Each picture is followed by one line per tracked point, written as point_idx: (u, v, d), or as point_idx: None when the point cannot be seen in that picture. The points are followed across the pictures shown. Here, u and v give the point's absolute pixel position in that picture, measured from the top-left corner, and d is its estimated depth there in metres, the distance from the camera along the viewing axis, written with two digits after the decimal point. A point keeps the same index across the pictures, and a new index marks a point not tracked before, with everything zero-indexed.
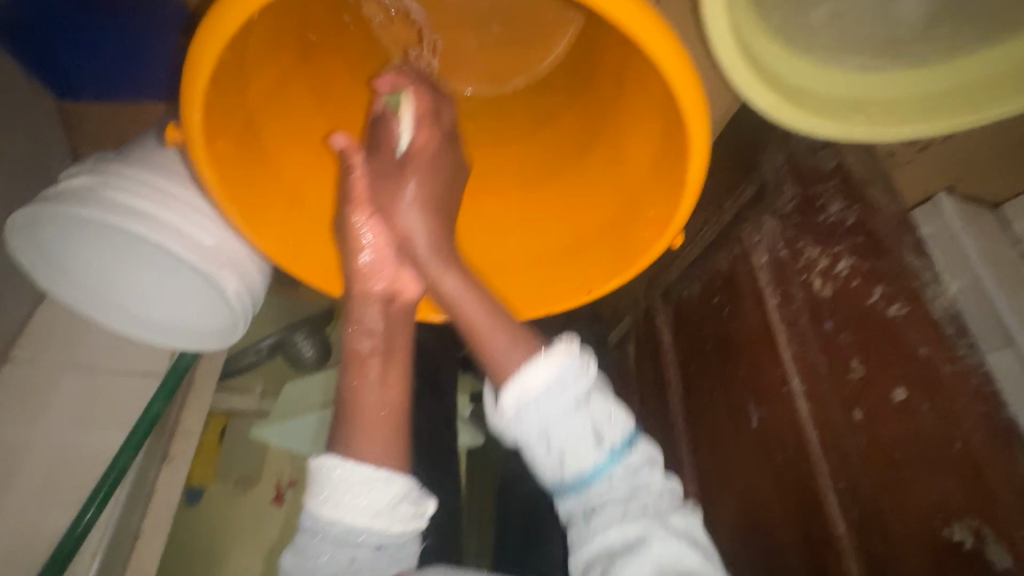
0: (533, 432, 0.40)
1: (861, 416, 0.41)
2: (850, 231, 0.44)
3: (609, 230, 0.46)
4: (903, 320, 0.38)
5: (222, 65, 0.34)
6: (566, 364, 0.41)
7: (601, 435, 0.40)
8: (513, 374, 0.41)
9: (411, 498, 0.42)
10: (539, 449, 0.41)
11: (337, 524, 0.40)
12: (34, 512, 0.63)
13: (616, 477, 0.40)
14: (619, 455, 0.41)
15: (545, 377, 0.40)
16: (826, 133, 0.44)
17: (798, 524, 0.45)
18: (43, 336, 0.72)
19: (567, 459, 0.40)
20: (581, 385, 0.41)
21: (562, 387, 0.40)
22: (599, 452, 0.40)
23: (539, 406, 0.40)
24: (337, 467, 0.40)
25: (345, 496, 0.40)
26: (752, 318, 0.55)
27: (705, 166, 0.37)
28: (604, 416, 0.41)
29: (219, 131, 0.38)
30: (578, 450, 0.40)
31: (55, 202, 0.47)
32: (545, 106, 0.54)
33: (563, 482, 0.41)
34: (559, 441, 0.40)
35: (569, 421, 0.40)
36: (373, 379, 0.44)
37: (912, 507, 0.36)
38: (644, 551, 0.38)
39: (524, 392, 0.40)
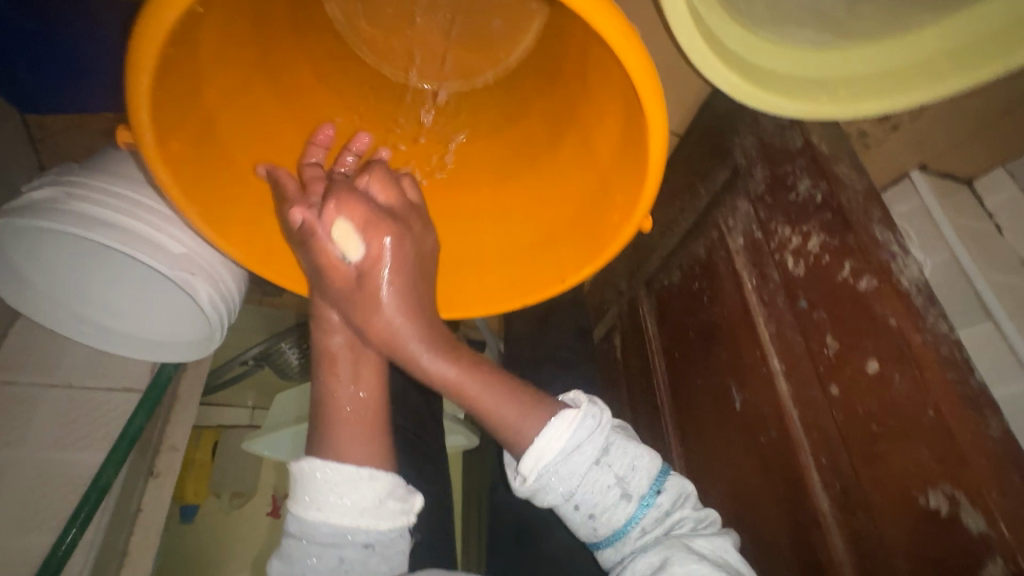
0: (561, 498, 0.40)
1: (837, 391, 0.41)
2: (819, 208, 0.44)
3: (580, 218, 0.46)
4: (873, 292, 0.38)
5: (168, 62, 0.33)
6: (579, 426, 0.40)
7: (629, 486, 0.41)
8: (529, 443, 0.40)
9: (397, 495, 0.41)
10: (568, 511, 0.41)
11: (323, 526, 0.39)
12: (14, 536, 0.62)
13: (648, 524, 0.40)
14: (649, 501, 0.41)
15: (559, 441, 0.39)
16: (787, 113, 0.45)
17: (785, 503, 0.45)
18: (18, 357, 0.70)
19: (597, 517, 0.40)
20: (596, 442, 0.40)
21: (578, 448, 0.39)
22: (630, 505, 0.40)
23: (560, 472, 0.39)
24: (318, 469, 0.40)
25: (329, 497, 0.39)
26: (731, 302, 0.56)
27: (666, 147, 0.36)
28: (630, 467, 0.41)
29: (173, 131, 0.37)
30: (609, 508, 0.40)
31: (18, 215, 0.46)
32: (515, 99, 0.54)
33: (596, 537, 0.41)
34: (589, 503, 0.40)
35: (592, 482, 0.40)
36: (351, 377, 0.43)
37: (891, 479, 0.36)
38: (665, 569, 0.37)
39: (543, 463, 0.39)
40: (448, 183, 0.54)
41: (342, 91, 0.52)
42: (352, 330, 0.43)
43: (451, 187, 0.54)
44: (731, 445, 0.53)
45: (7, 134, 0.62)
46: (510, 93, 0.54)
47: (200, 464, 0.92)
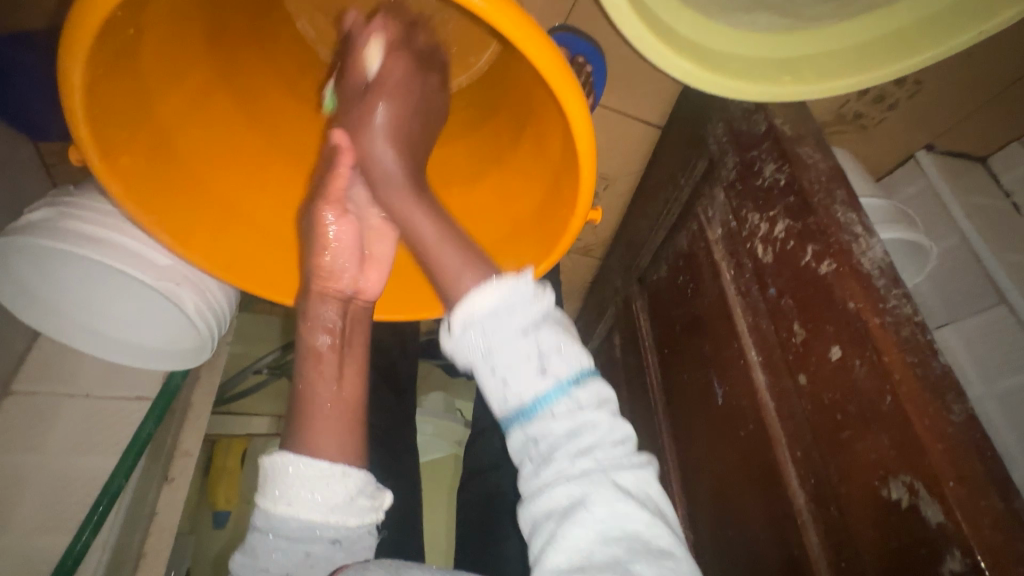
0: (478, 352, 0.38)
1: (805, 380, 0.39)
2: (782, 192, 0.43)
3: (539, 214, 0.45)
4: (832, 275, 0.37)
5: (100, 80, 0.35)
6: (514, 292, 0.38)
7: (547, 364, 0.37)
8: (465, 295, 0.39)
9: (367, 492, 0.43)
10: (483, 373, 0.38)
11: (292, 521, 0.41)
12: (36, 537, 0.66)
13: (560, 412, 0.36)
14: (565, 389, 0.37)
15: (490, 300, 0.38)
16: (748, 96, 0.44)
17: (765, 499, 0.44)
18: (40, 370, 0.75)
19: (510, 387, 0.37)
20: (529, 312, 0.38)
21: (509, 310, 0.38)
22: (544, 382, 0.36)
23: (485, 327, 0.38)
24: (291, 464, 0.41)
25: (300, 491, 0.41)
26: (711, 293, 0.55)
27: (594, 139, 0.35)
28: (554, 347, 0.37)
29: (123, 146, 0.39)
30: (523, 377, 0.37)
31: (15, 235, 0.49)
32: (484, 102, 0.54)
33: (509, 414, 0.37)
34: (505, 365, 0.37)
35: (515, 348, 0.37)
36: (329, 376, 0.45)
37: (857, 470, 0.34)
38: (585, 506, 0.33)
39: (471, 315, 0.38)
40: None
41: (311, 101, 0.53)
42: (334, 331, 0.46)
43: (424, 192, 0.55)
44: (714, 441, 0.52)
45: (19, 163, 0.66)
46: (480, 96, 0.55)
47: (229, 471, 0.93)
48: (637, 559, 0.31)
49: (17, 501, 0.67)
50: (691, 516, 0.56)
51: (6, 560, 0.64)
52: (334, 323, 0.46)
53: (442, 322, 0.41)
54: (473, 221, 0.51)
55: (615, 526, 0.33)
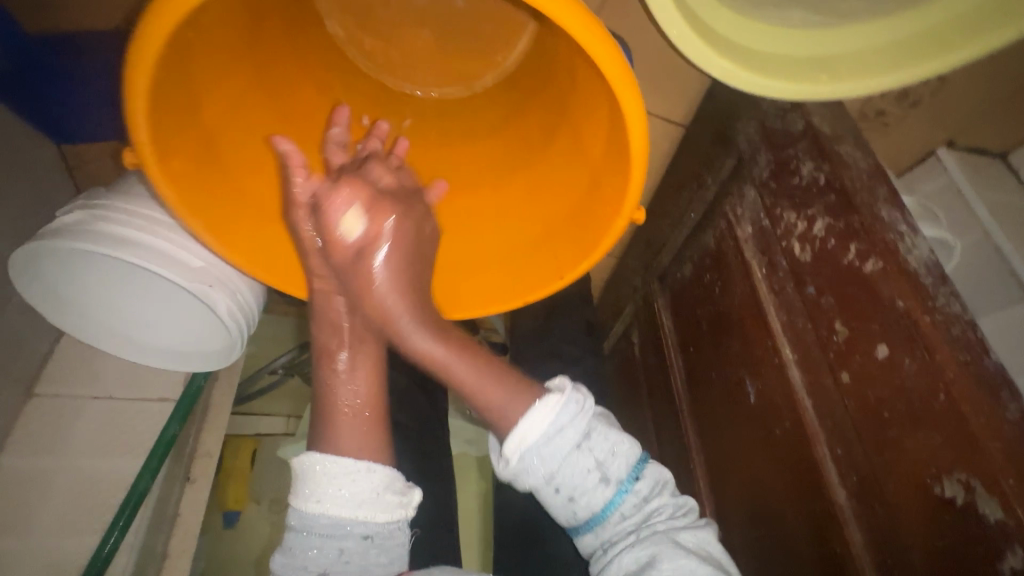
0: (541, 479, 0.41)
1: (848, 378, 0.39)
2: (822, 190, 0.43)
3: (575, 214, 0.46)
4: (879, 274, 0.37)
5: (162, 83, 0.35)
6: (562, 411, 0.41)
7: (607, 471, 0.42)
8: (513, 425, 0.41)
9: (395, 487, 0.43)
10: (549, 494, 0.42)
11: (322, 517, 0.41)
12: (63, 540, 0.66)
13: (626, 509, 0.42)
14: (627, 487, 0.42)
15: (543, 424, 0.41)
16: (785, 95, 0.44)
17: (801, 497, 0.44)
18: (61, 372, 0.75)
19: (577, 501, 0.41)
20: (578, 426, 0.41)
21: (561, 431, 0.41)
22: (607, 490, 0.41)
23: (541, 454, 0.41)
24: (318, 462, 0.41)
25: (328, 488, 0.41)
26: (740, 292, 0.55)
27: (648, 139, 0.36)
28: (608, 452, 0.42)
29: (174, 150, 0.39)
30: (586, 491, 0.41)
31: (49, 238, 0.49)
32: (511, 101, 0.55)
33: (577, 522, 0.43)
34: (568, 485, 0.41)
35: (573, 464, 0.41)
36: (344, 371, 0.44)
37: (906, 469, 0.34)
38: (654, 566, 0.38)
39: (526, 443, 0.41)
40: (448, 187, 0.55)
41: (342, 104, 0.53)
42: (344, 331, 0.45)
43: (452, 191, 0.55)
44: (746, 439, 0.52)
45: (44, 163, 0.65)
46: (506, 96, 0.55)
47: (239, 473, 0.92)
48: None
49: (44, 503, 0.67)
50: (719, 514, 0.56)
51: (34, 562, 0.64)
52: (340, 324, 0.45)
53: (492, 443, 0.44)
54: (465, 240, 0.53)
55: None
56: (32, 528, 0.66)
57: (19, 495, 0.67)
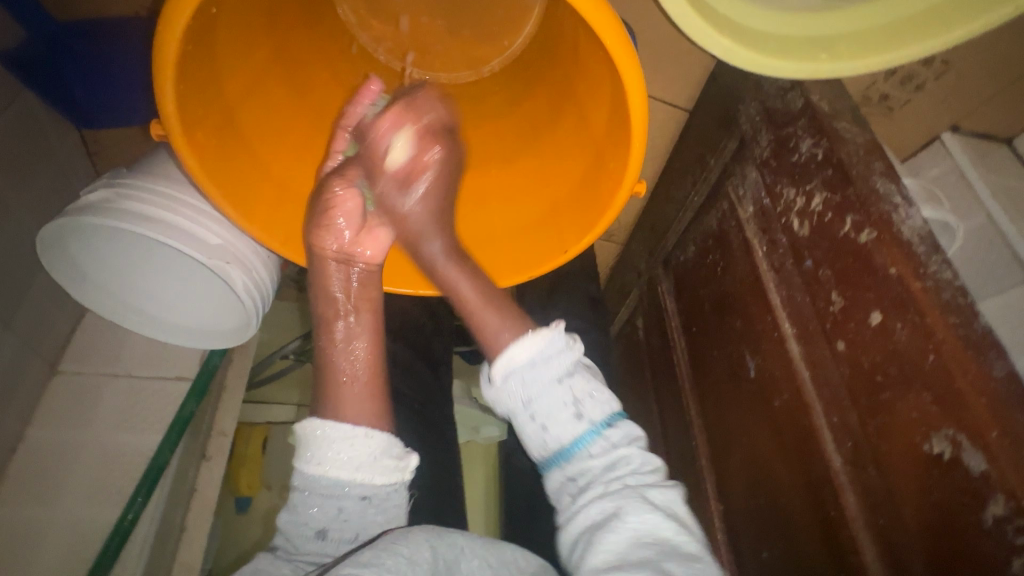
0: (519, 402, 0.43)
1: (843, 346, 0.41)
2: (820, 165, 0.44)
3: (579, 188, 0.47)
4: (873, 243, 0.38)
5: (187, 56, 0.37)
6: (551, 342, 0.44)
7: (582, 409, 0.42)
8: (504, 347, 0.44)
9: (392, 453, 0.45)
10: (524, 420, 0.43)
11: (323, 478, 0.43)
12: (86, 510, 0.69)
13: (595, 451, 0.42)
14: (598, 430, 0.42)
15: (530, 351, 0.43)
16: (786, 74, 0.46)
17: (801, 466, 0.45)
18: (83, 351, 0.77)
19: (550, 432, 0.42)
20: (563, 360, 0.43)
21: (546, 361, 0.43)
22: (580, 426, 0.42)
23: (526, 378, 0.43)
24: (318, 428, 0.44)
25: (327, 452, 0.43)
26: (742, 270, 0.56)
27: (647, 108, 0.38)
28: (586, 392, 0.43)
29: (198, 123, 0.41)
30: (560, 422, 0.42)
31: (74, 214, 0.51)
32: (518, 84, 0.56)
33: (546, 456, 0.43)
34: (544, 413, 0.42)
35: (553, 396, 0.42)
36: (341, 340, 0.47)
37: (897, 431, 0.36)
38: (618, 517, 0.38)
39: (513, 366, 0.43)
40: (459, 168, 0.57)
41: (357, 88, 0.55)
42: (342, 302, 0.47)
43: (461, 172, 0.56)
44: (747, 412, 0.53)
45: (66, 150, 0.68)
46: (512, 80, 0.57)
47: (250, 458, 0.93)
48: (668, 558, 0.36)
49: (68, 475, 0.70)
50: (723, 489, 0.58)
51: (58, 531, 0.67)
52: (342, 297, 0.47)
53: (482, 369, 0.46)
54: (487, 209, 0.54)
55: (647, 534, 0.37)
56: (57, 499, 0.68)
57: (42, 466, 0.70)
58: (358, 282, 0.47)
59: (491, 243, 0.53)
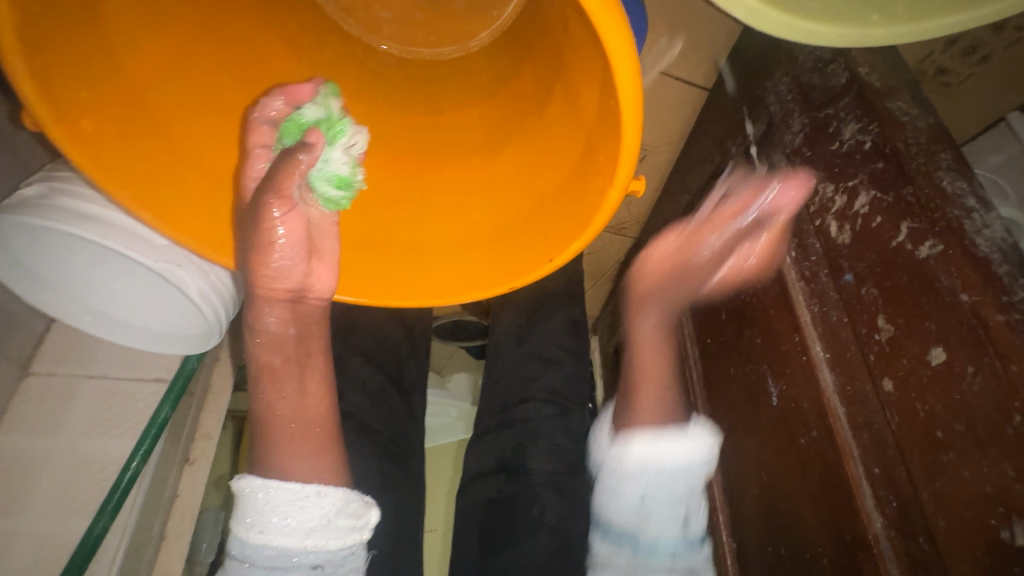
0: (641, 485, 0.43)
1: (892, 386, 0.33)
2: (867, 157, 0.36)
3: (569, 185, 0.40)
4: (938, 259, 0.30)
5: (48, 27, 0.31)
6: (699, 455, 0.43)
7: (690, 519, 0.44)
8: (654, 431, 0.44)
9: (347, 512, 0.42)
10: (631, 501, 0.44)
11: (266, 549, 0.39)
12: (54, 520, 0.65)
13: (679, 561, 0.44)
14: (691, 548, 0.44)
15: (678, 451, 0.43)
16: (828, 43, 0.37)
17: (828, 519, 0.38)
18: (57, 352, 0.73)
19: (648, 522, 0.44)
20: (700, 476, 0.43)
21: (689, 467, 0.43)
22: (681, 532, 0.44)
23: (662, 471, 0.43)
24: (261, 490, 0.40)
25: (273, 519, 0.40)
26: (765, 278, 0.47)
27: (640, 89, 0.30)
28: (696, 511, 0.44)
29: (84, 109, 0.35)
30: (664, 520, 0.44)
31: (7, 212, 0.46)
32: (505, 62, 0.49)
33: (628, 535, 0.44)
34: (656, 507, 0.43)
35: (671, 501, 0.43)
36: (289, 394, 0.42)
37: (958, 500, 0.29)
38: None
39: (658, 454, 0.43)
40: (437, 159, 0.50)
41: (321, 67, 0.48)
42: (287, 346, 0.41)
43: (439, 163, 0.50)
44: (766, 446, 0.46)
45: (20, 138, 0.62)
46: (500, 56, 0.49)
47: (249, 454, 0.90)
48: None
49: (36, 483, 0.66)
50: (734, 525, 0.51)
51: (26, 542, 0.64)
52: (282, 335, 0.41)
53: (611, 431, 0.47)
54: (489, 202, 0.46)
55: None
56: (26, 508, 0.65)
57: (11, 473, 0.66)
58: (301, 319, 0.43)
59: (468, 247, 0.46)
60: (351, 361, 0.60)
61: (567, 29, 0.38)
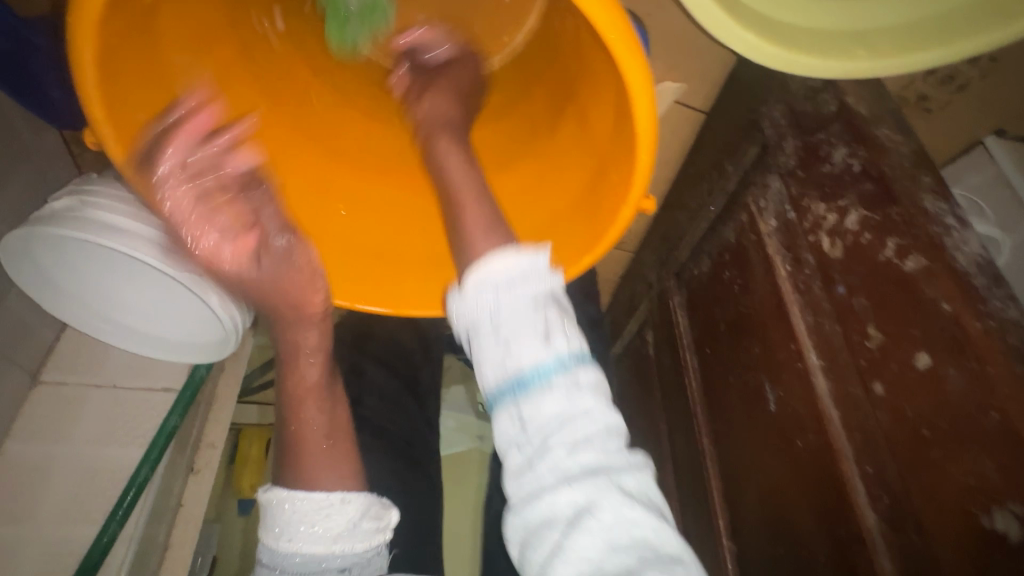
0: (483, 313, 0.36)
1: (882, 390, 0.35)
2: (856, 179, 0.39)
3: (582, 199, 0.42)
4: (921, 273, 0.33)
5: (114, 50, 0.36)
6: (528, 266, 0.37)
7: (552, 333, 0.35)
8: (480, 259, 0.38)
9: (370, 514, 0.44)
10: (484, 343, 0.35)
11: (295, 556, 0.41)
12: (63, 528, 0.66)
13: (558, 386, 0.34)
14: (566, 365, 0.34)
15: (510, 271, 0.37)
16: (818, 73, 0.40)
17: (825, 517, 0.40)
18: (68, 360, 0.74)
19: (510, 352, 0.34)
20: (537, 286, 0.36)
21: (524, 280, 0.36)
22: (546, 350, 0.34)
23: (499, 292, 0.36)
24: (287, 501, 0.42)
25: (300, 526, 0.42)
26: (763, 290, 0.50)
27: (654, 116, 0.33)
28: (561, 321, 0.36)
29: (139, 130, 0.40)
30: (523, 342, 0.34)
31: (36, 223, 0.48)
32: (519, 82, 0.52)
33: (502, 383, 0.35)
34: (510, 330, 0.35)
35: (523, 318, 0.35)
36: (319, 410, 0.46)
37: (944, 492, 0.31)
38: (591, 513, 0.31)
39: (490, 277, 0.37)
40: None
41: (345, 92, 0.53)
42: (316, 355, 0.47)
43: None
44: (765, 449, 0.48)
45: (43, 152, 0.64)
46: (513, 79, 0.53)
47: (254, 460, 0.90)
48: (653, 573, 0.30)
49: (45, 491, 0.67)
50: (735, 527, 0.53)
51: (35, 549, 0.64)
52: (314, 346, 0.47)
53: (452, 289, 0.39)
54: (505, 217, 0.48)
55: (624, 534, 0.31)
56: (35, 515, 0.66)
57: (20, 481, 0.67)
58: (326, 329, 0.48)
59: None
60: (364, 370, 0.61)
61: (580, 55, 0.42)
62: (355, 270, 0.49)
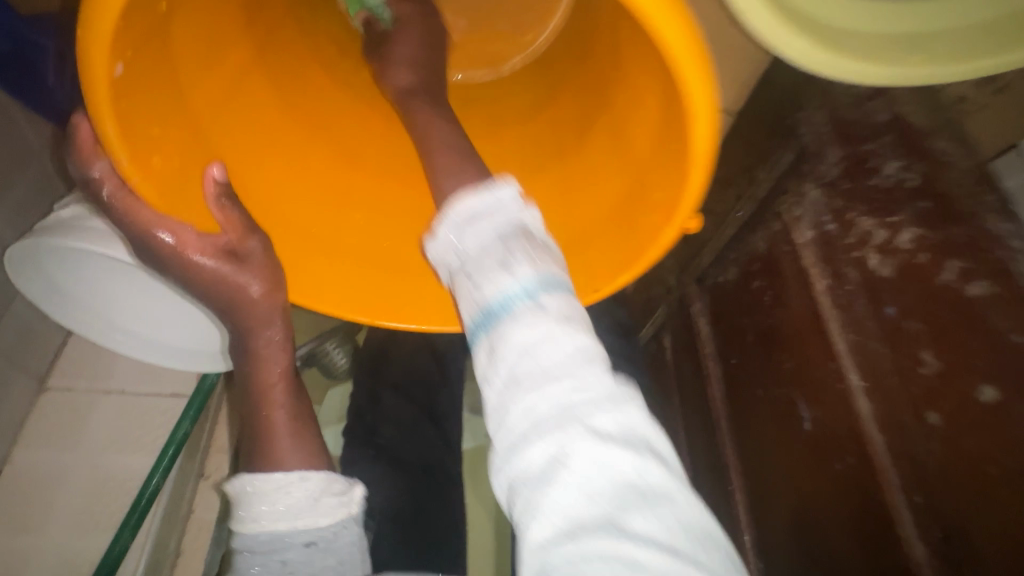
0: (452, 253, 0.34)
1: (937, 420, 0.34)
2: (912, 196, 0.37)
3: (617, 213, 0.40)
4: (989, 300, 0.31)
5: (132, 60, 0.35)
6: (489, 195, 0.35)
7: (511, 263, 0.32)
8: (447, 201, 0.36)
9: (332, 488, 0.42)
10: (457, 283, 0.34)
11: (260, 534, 0.39)
12: (75, 538, 0.65)
13: (522, 317, 0.30)
14: (529, 293, 0.31)
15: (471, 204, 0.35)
16: (873, 81, 0.38)
17: (867, 544, 0.38)
18: (74, 367, 0.73)
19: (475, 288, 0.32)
20: (496, 218, 0.34)
21: (485, 215, 0.34)
22: (509, 281, 0.31)
23: (463, 231, 0.34)
24: (249, 482, 0.41)
25: (262, 506, 0.40)
26: (797, 303, 0.48)
27: (711, 134, 0.32)
28: (524, 248, 0.33)
29: (154, 145, 0.39)
30: (486, 275, 0.32)
31: (43, 233, 0.46)
32: (545, 87, 0.50)
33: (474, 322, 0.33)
34: (472, 267, 0.33)
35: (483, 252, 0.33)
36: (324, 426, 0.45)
37: (1006, 531, 0.30)
38: (563, 462, 0.27)
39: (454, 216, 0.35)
40: None
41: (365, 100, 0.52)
42: None
43: None
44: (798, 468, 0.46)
45: (44, 155, 0.62)
46: (540, 84, 0.51)
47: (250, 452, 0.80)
48: (633, 511, 0.26)
49: (56, 500, 0.66)
50: (763, 544, 0.51)
51: (47, 560, 0.63)
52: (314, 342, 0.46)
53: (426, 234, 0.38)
54: None
55: (602, 479, 0.26)
56: (46, 525, 0.65)
57: (31, 491, 0.66)
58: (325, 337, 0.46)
59: None
60: None
61: (619, 64, 0.40)
62: (375, 286, 0.46)
